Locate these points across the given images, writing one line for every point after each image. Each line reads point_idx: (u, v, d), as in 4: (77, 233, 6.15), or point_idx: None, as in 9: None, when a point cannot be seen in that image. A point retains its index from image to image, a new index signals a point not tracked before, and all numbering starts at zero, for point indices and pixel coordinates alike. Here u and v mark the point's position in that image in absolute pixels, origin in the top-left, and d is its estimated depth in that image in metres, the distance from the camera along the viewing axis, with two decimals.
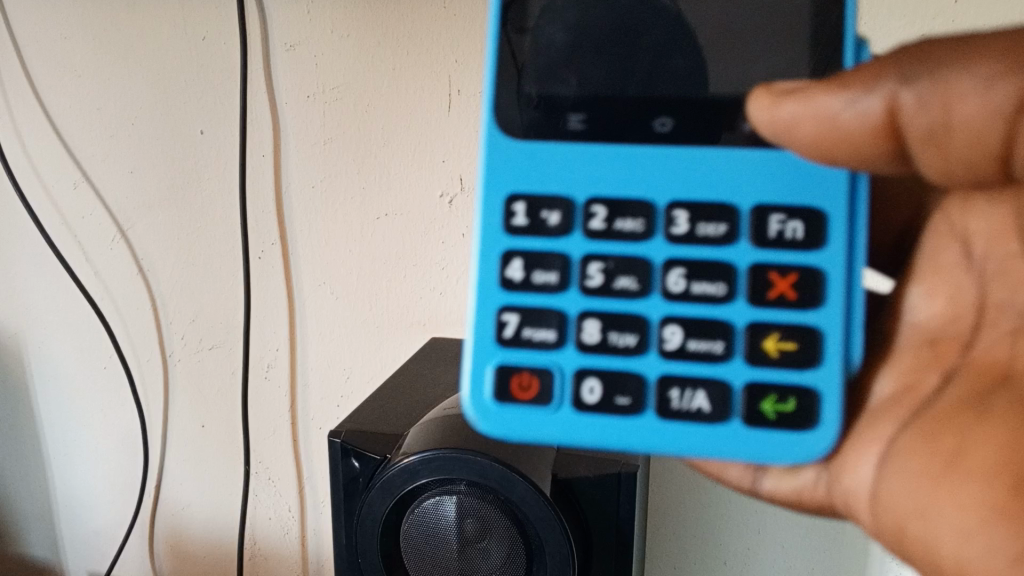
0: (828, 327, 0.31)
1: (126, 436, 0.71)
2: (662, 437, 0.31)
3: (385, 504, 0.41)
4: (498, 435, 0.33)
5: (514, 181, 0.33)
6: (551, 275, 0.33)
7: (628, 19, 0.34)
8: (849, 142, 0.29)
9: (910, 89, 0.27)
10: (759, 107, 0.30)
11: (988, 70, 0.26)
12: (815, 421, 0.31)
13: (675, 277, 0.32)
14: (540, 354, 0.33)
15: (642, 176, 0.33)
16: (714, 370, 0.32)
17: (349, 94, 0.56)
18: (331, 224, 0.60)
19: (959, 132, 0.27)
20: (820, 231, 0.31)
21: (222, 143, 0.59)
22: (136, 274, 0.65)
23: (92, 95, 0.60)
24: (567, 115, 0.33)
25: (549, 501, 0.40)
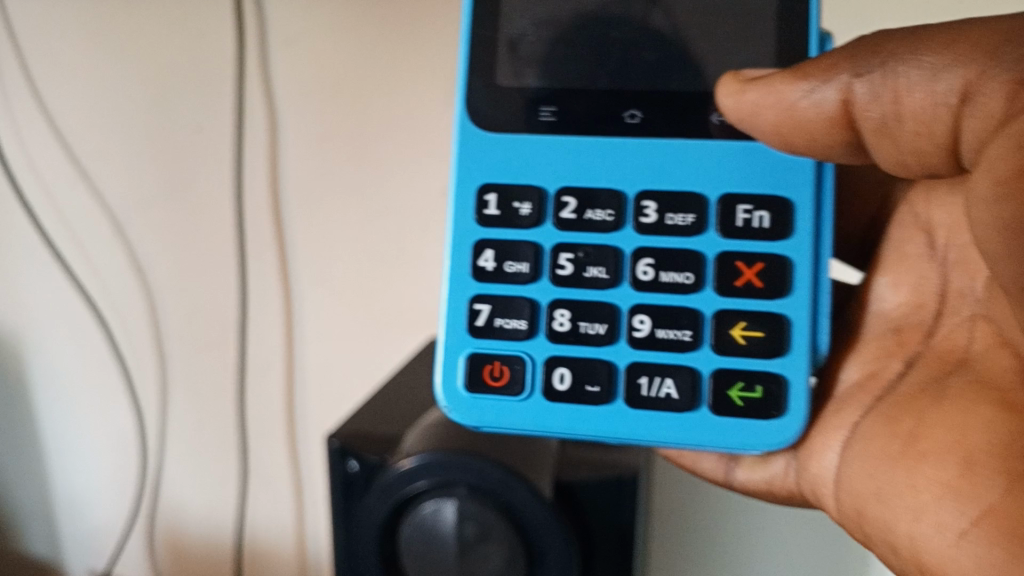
0: (793, 314, 0.36)
1: (124, 429, 0.72)
2: (632, 421, 0.36)
3: (384, 507, 0.43)
4: (472, 420, 0.37)
5: (483, 175, 0.38)
6: (523, 265, 0.38)
7: (594, 19, 0.39)
8: (805, 130, 0.33)
9: (863, 82, 0.31)
10: (727, 93, 0.35)
11: (936, 64, 0.29)
12: (781, 408, 0.35)
13: (643, 269, 0.37)
14: (510, 343, 0.38)
15: (619, 169, 0.37)
16: (682, 357, 0.36)
17: (346, 90, 0.58)
18: (330, 221, 0.61)
19: (907, 122, 0.31)
20: (785, 220, 0.36)
21: (219, 139, 0.61)
22: (133, 272, 0.67)
23: (92, 94, 0.62)
24: (539, 108, 0.38)
25: (548, 504, 0.41)
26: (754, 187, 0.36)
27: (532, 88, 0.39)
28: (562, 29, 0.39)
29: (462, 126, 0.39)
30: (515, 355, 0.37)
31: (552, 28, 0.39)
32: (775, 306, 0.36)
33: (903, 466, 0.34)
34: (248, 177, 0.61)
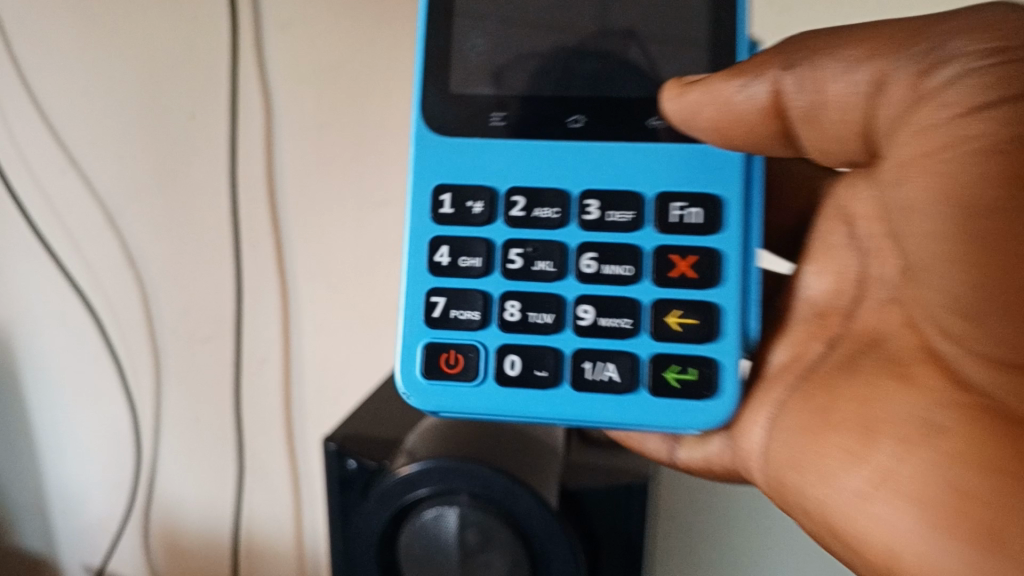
0: (726, 303, 0.35)
1: (119, 425, 0.71)
2: (577, 404, 0.35)
3: (382, 516, 0.40)
4: (428, 409, 0.36)
5: (439, 174, 0.37)
6: (476, 260, 0.37)
7: (542, 21, 0.38)
8: (743, 124, 0.33)
9: (790, 75, 0.31)
10: (669, 97, 0.34)
11: (851, 57, 0.30)
12: (714, 390, 0.34)
13: (587, 262, 0.36)
14: (461, 334, 0.36)
15: (564, 168, 0.37)
16: (623, 344, 0.35)
17: (342, 76, 0.55)
18: (325, 212, 0.59)
19: (833, 110, 0.31)
20: (717, 215, 0.35)
21: (210, 128, 0.59)
22: (125, 264, 0.64)
23: (79, 78, 0.60)
24: (489, 114, 0.37)
25: (555, 514, 0.39)
26: (689, 185, 0.36)
27: (480, 93, 0.38)
28: (516, 29, 0.38)
29: (416, 128, 0.38)
30: (467, 346, 0.36)
31: (504, 30, 0.38)
32: (708, 295, 0.35)
33: (817, 444, 0.32)
34: (241, 166, 0.59)
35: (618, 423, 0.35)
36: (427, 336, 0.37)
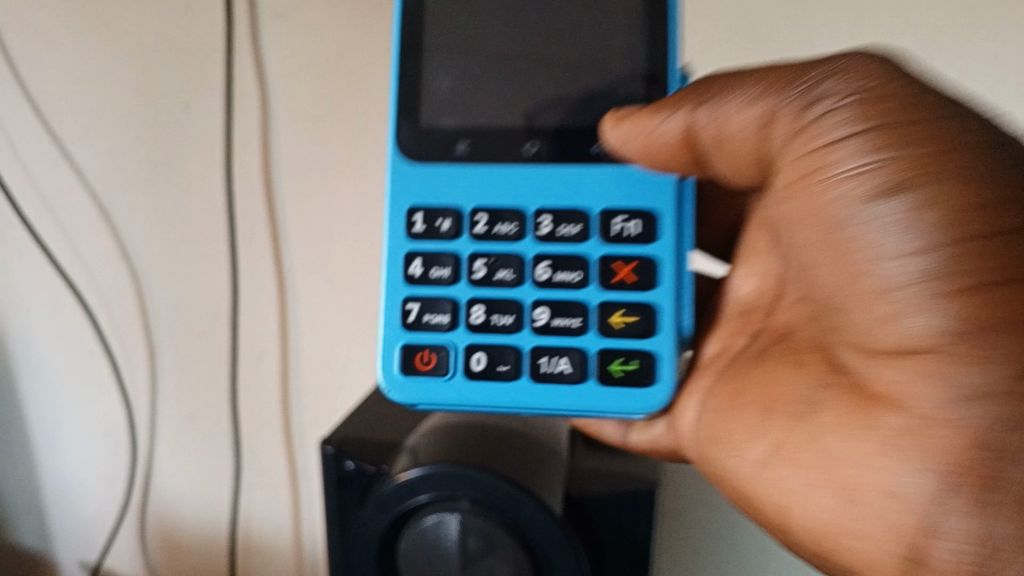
0: (661, 303, 0.36)
1: (112, 420, 0.69)
2: (534, 396, 0.36)
3: (381, 522, 0.39)
4: (406, 403, 0.37)
5: (413, 197, 0.38)
6: (445, 270, 0.38)
7: (504, 65, 0.39)
8: (663, 152, 0.34)
9: (700, 112, 0.33)
10: (607, 130, 0.36)
11: (748, 94, 0.31)
12: (652, 377, 0.36)
13: (543, 269, 0.37)
14: (435, 335, 0.37)
15: (516, 189, 0.38)
16: (572, 340, 0.37)
17: (341, 66, 0.54)
18: (323, 207, 0.58)
19: (737, 142, 0.33)
20: (653, 227, 0.37)
21: (205, 119, 0.57)
22: (119, 257, 0.63)
23: (70, 66, 0.58)
24: (454, 146, 0.39)
25: (559, 522, 0.37)
26: (629, 200, 0.37)
27: (439, 124, 0.39)
28: (483, 65, 0.39)
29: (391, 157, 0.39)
30: (442, 346, 0.37)
31: (468, 72, 0.39)
32: (646, 296, 0.37)
33: (726, 423, 0.36)
34: (237, 157, 0.58)
35: (571, 411, 0.36)
36: (406, 337, 0.38)
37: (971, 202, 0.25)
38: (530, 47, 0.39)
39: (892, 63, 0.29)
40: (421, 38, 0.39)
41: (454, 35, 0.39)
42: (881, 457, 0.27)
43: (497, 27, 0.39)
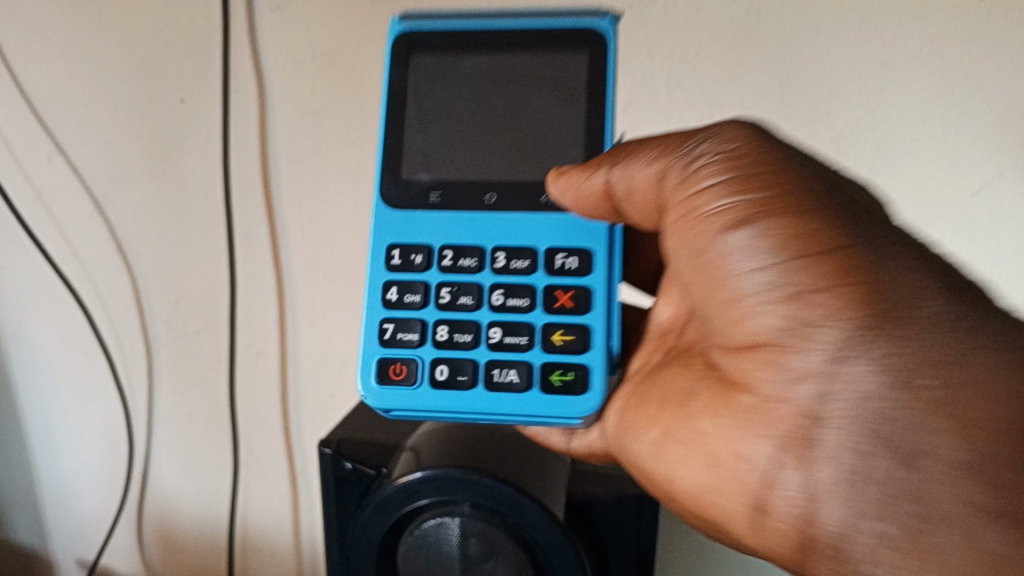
0: (596, 324, 0.39)
1: (109, 418, 0.69)
2: (485, 405, 0.38)
3: (381, 525, 0.38)
4: (380, 408, 0.39)
5: (391, 234, 0.41)
6: (415, 295, 0.40)
7: (478, 122, 0.42)
8: (591, 204, 0.37)
9: (614, 171, 0.36)
10: (550, 184, 0.38)
11: (649, 157, 0.35)
12: (586, 387, 0.38)
13: (497, 296, 0.39)
14: (405, 350, 0.39)
15: (475, 229, 0.40)
16: (519, 354, 0.39)
17: (341, 60, 0.53)
18: (323, 203, 0.57)
19: (648, 197, 0.36)
20: (589, 262, 0.39)
21: (202, 114, 0.56)
22: (115, 254, 0.62)
23: (63, 59, 0.57)
24: (426, 193, 0.41)
25: (562, 527, 0.37)
26: (571, 237, 0.39)
27: (413, 177, 0.41)
28: (455, 128, 0.42)
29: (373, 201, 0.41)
30: (412, 361, 0.39)
31: (445, 130, 0.42)
32: (583, 318, 0.39)
33: (652, 445, 0.38)
34: (234, 152, 0.57)
35: (517, 419, 0.38)
36: (382, 352, 0.39)
37: (811, 231, 0.30)
38: (498, 116, 0.42)
39: (754, 127, 0.33)
40: (405, 101, 0.42)
41: (433, 101, 0.42)
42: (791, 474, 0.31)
43: (468, 94, 0.42)
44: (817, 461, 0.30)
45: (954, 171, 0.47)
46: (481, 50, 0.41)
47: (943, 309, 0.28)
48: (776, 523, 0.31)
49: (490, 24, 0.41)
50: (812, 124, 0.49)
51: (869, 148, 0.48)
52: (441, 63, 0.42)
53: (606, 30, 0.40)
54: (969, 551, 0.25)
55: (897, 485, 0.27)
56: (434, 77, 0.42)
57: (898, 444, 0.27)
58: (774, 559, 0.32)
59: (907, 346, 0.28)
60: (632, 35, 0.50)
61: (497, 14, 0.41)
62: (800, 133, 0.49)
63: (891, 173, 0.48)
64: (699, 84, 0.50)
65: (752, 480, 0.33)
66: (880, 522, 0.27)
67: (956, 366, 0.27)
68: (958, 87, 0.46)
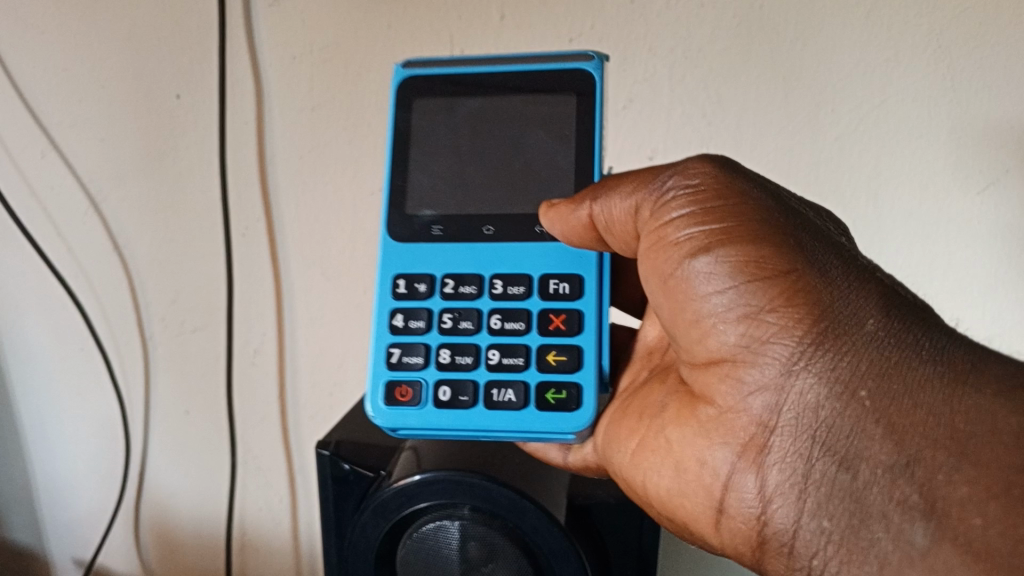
0: (586, 345, 0.38)
1: (105, 417, 0.68)
2: (484, 424, 0.37)
3: (379, 528, 0.38)
4: (388, 427, 0.38)
5: (397, 266, 0.41)
6: (419, 321, 0.40)
7: (477, 158, 0.42)
8: (578, 235, 0.38)
9: (597, 204, 0.36)
10: (541, 214, 0.39)
11: (626, 188, 0.36)
12: (577, 405, 0.37)
13: (495, 320, 0.40)
14: (410, 373, 0.39)
15: (476, 259, 0.41)
16: (514, 375, 0.38)
17: (338, 54, 0.52)
18: (321, 200, 0.56)
19: (625, 228, 0.37)
20: (579, 287, 0.39)
21: (199, 110, 0.56)
22: (111, 252, 0.62)
23: (58, 55, 0.57)
24: (429, 227, 0.41)
25: (563, 530, 0.36)
26: (564, 264, 0.40)
27: (416, 211, 0.41)
28: (454, 168, 0.42)
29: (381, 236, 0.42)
30: (418, 383, 0.38)
31: (446, 168, 0.42)
32: (573, 340, 0.39)
33: (635, 456, 0.38)
34: (230, 149, 0.56)
35: (514, 436, 0.37)
36: (387, 376, 0.39)
37: (762, 256, 0.31)
38: (494, 155, 0.42)
39: (719, 159, 0.35)
40: (407, 144, 0.42)
41: (435, 141, 0.42)
42: (749, 481, 0.32)
43: (465, 136, 0.42)
44: (767, 465, 0.31)
45: (959, 170, 0.47)
46: (477, 93, 0.42)
47: (881, 327, 0.30)
48: (729, 521, 0.33)
49: (485, 69, 0.42)
50: (816, 122, 0.48)
51: (874, 146, 0.48)
52: (440, 107, 0.42)
53: (594, 71, 0.41)
54: (896, 545, 0.27)
55: (838, 486, 0.29)
56: (434, 120, 0.42)
57: (848, 457, 0.29)
58: (731, 555, 0.33)
59: (847, 362, 0.30)
60: (634, 31, 0.49)
61: (492, 60, 0.42)
62: (804, 131, 0.49)
63: (896, 171, 0.48)
64: (702, 81, 0.49)
65: (712, 483, 0.34)
66: (822, 518, 0.29)
67: (891, 382, 0.29)
68: (963, 84, 0.45)
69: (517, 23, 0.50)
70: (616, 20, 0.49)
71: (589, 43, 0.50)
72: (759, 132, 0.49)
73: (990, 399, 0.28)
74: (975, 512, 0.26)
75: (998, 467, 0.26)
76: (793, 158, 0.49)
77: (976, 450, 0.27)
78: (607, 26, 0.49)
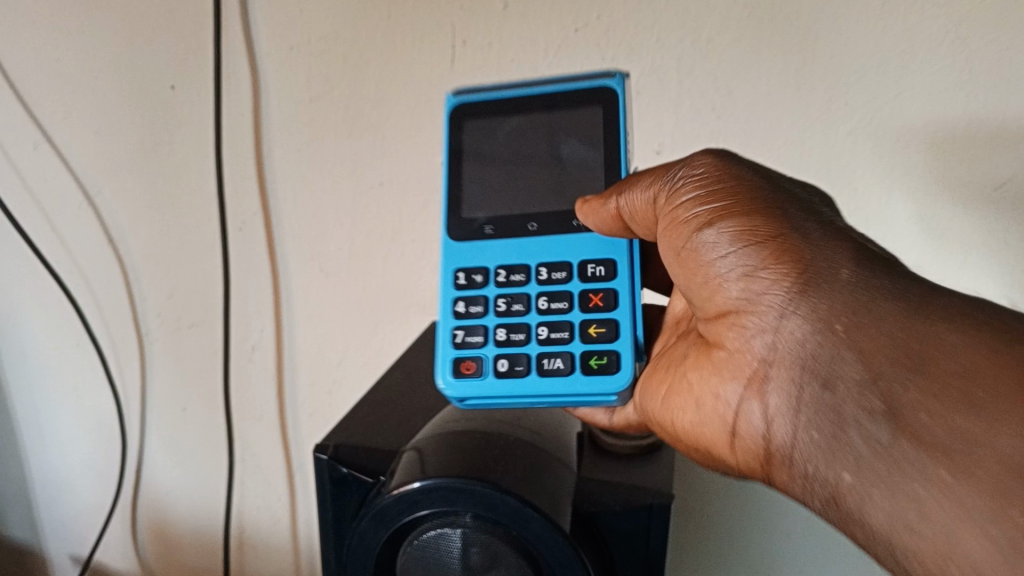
0: (622, 318, 0.38)
1: (100, 412, 0.67)
2: (537, 390, 0.37)
3: (379, 536, 0.37)
4: (456, 396, 0.38)
5: (453, 260, 0.41)
6: (476, 306, 0.40)
7: (519, 171, 0.42)
8: (609, 225, 0.38)
9: (623, 197, 0.36)
10: (581, 212, 0.38)
11: (640, 183, 0.36)
12: (616, 367, 0.37)
13: (542, 302, 0.39)
14: (470, 351, 0.39)
15: (524, 250, 0.41)
16: (561, 347, 0.38)
17: (336, 46, 0.51)
18: (319, 194, 0.55)
19: (642, 218, 0.36)
20: (613, 268, 0.39)
21: (194, 100, 0.54)
22: (105, 246, 0.60)
23: (50, 46, 0.55)
24: (481, 225, 0.41)
25: (569, 540, 0.35)
26: (600, 249, 0.40)
27: (472, 214, 0.41)
28: (501, 179, 0.42)
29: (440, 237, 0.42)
30: (481, 357, 0.38)
31: (491, 181, 0.42)
32: (610, 313, 0.39)
33: (666, 406, 0.38)
34: (227, 142, 0.55)
35: (563, 400, 0.37)
36: (451, 354, 0.39)
37: (754, 220, 0.31)
38: (537, 167, 0.42)
39: (724, 153, 0.35)
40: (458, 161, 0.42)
41: (482, 157, 0.42)
42: (754, 411, 0.31)
43: (505, 150, 0.42)
44: (767, 392, 0.31)
45: (977, 167, 0.45)
46: (516, 113, 0.42)
47: (857, 274, 0.29)
48: (742, 440, 0.32)
49: (516, 92, 0.42)
50: (828, 117, 0.47)
51: (888, 141, 0.47)
52: (482, 127, 0.42)
53: (617, 86, 0.40)
54: (868, 445, 0.26)
55: (821, 404, 0.28)
56: (480, 139, 0.42)
57: (831, 384, 0.28)
58: (748, 472, 0.33)
59: (826, 297, 0.29)
60: (642, 21, 0.47)
61: (528, 83, 0.42)
62: (818, 124, 0.47)
63: (911, 166, 0.47)
64: (711, 74, 0.48)
65: (722, 412, 0.33)
66: (813, 431, 0.28)
67: (870, 310, 0.28)
68: (981, 78, 0.44)
69: (520, 13, 0.49)
70: (625, 9, 0.47)
71: (596, 34, 0.48)
72: (769, 127, 0.48)
73: (950, 328, 0.26)
74: (923, 409, 0.25)
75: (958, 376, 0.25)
76: (804, 153, 0.48)
77: (946, 359, 0.26)
78: (615, 16, 0.48)
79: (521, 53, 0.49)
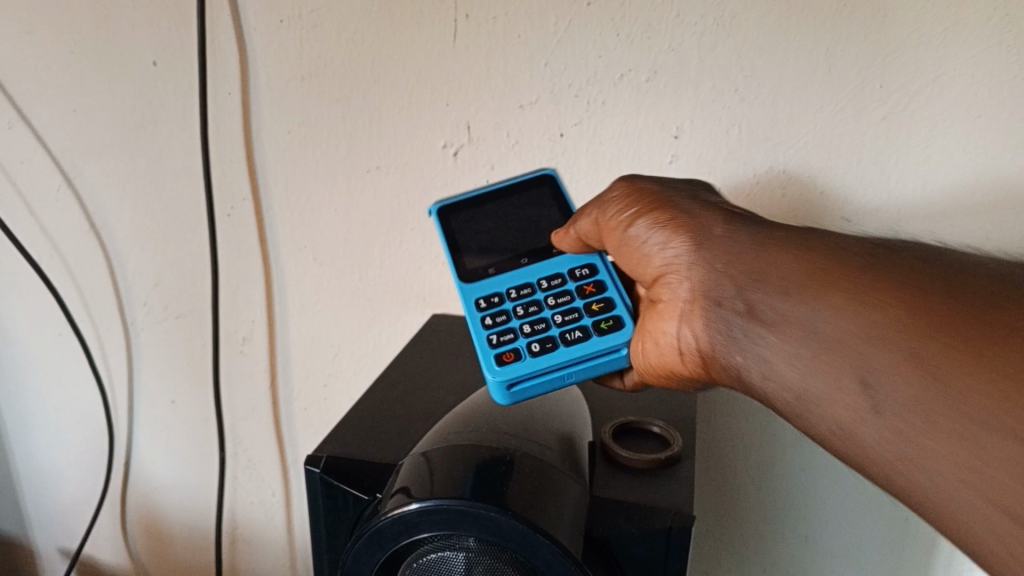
0: (613, 294, 0.39)
1: (86, 403, 0.64)
2: (570, 353, 0.36)
3: (375, 558, 0.34)
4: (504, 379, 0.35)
5: (469, 295, 0.39)
6: (498, 317, 0.38)
7: (501, 240, 0.41)
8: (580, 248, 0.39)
9: (575, 226, 0.39)
10: (559, 243, 0.40)
11: (583, 210, 0.38)
12: (621, 322, 0.37)
13: (550, 301, 0.38)
14: (503, 346, 0.37)
15: (523, 273, 0.40)
16: (577, 324, 0.37)
17: (329, 19, 0.47)
18: (313, 179, 0.52)
19: (593, 237, 0.38)
20: (594, 266, 0.40)
21: (179, 78, 0.51)
22: (87, 231, 0.57)
23: (23, 17, 0.51)
24: (483, 270, 0.40)
25: (581, 565, 0.32)
26: (579, 256, 0.40)
27: (474, 265, 0.40)
28: (487, 245, 0.41)
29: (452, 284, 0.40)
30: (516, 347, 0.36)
31: (479, 248, 0.41)
32: (602, 293, 0.39)
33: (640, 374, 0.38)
34: (214, 124, 0.51)
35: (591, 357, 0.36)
36: (487, 353, 0.36)
37: (659, 208, 0.36)
38: (516, 233, 0.41)
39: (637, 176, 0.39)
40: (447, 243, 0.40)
41: (466, 234, 0.41)
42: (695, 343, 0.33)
43: (483, 227, 0.41)
44: (697, 328, 0.33)
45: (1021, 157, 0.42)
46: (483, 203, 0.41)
47: (727, 227, 0.34)
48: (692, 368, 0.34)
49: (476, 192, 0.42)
50: (860, 100, 0.43)
51: (924, 129, 0.43)
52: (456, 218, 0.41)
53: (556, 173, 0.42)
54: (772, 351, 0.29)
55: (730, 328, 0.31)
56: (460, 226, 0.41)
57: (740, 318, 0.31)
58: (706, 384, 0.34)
59: (709, 246, 0.33)
60: None
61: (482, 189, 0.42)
62: (847, 109, 0.44)
63: (948, 154, 0.43)
64: (736, 54, 0.44)
65: (673, 353, 0.35)
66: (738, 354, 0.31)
67: (738, 249, 0.32)
68: None
69: None
70: None
71: (609, 8, 0.44)
72: (797, 112, 0.44)
73: (792, 256, 0.31)
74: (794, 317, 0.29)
75: (812, 284, 0.29)
76: (834, 140, 0.45)
77: (781, 276, 0.30)
78: None
79: (530, 28, 0.46)
